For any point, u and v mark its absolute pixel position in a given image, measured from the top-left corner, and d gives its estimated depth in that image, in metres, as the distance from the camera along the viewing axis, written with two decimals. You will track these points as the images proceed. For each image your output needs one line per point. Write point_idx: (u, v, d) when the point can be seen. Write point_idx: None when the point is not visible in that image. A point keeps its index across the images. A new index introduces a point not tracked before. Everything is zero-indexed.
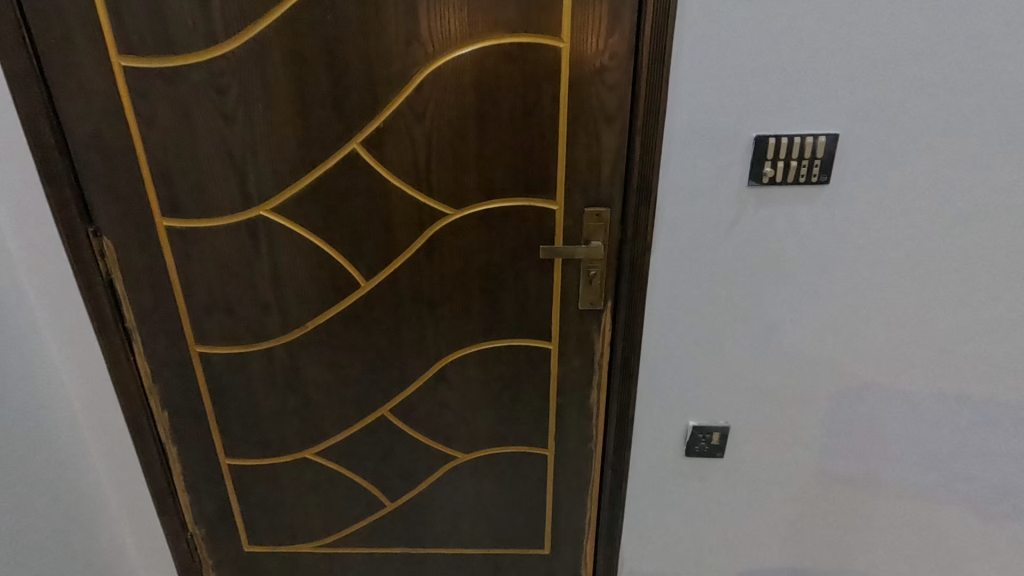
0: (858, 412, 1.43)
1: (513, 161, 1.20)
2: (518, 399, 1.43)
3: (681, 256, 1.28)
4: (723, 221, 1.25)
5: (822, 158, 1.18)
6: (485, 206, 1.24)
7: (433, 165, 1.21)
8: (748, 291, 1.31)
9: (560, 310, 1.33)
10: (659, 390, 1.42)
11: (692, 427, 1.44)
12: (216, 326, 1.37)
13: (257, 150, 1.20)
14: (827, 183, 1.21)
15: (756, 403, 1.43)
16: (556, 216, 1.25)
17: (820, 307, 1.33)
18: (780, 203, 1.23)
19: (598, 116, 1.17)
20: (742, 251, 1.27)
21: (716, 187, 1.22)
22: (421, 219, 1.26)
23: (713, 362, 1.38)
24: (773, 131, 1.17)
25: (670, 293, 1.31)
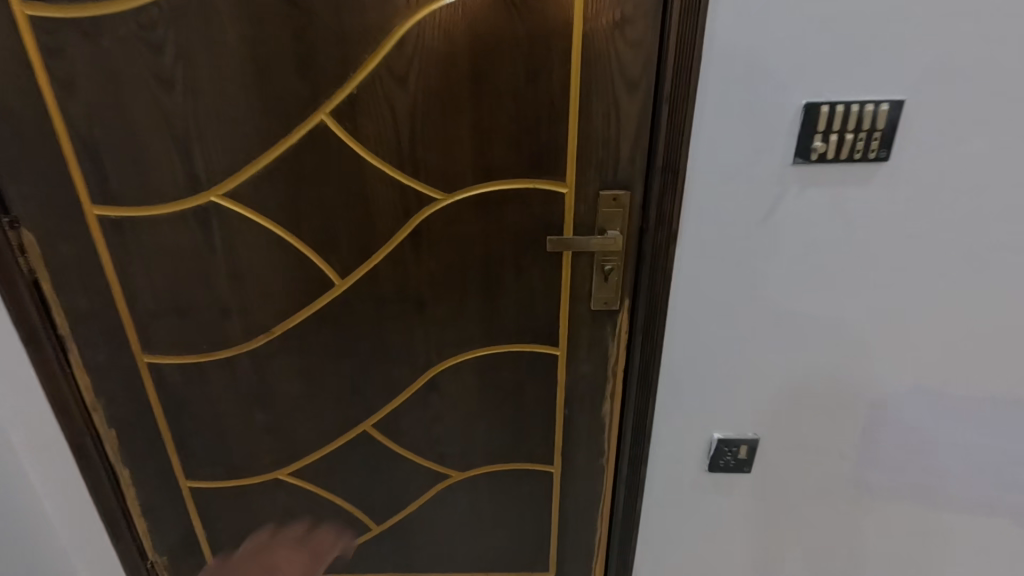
0: (903, 424, 1.27)
1: (515, 136, 1.00)
2: (520, 411, 1.25)
3: (710, 248, 1.10)
4: (760, 207, 1.06)
5: (883, 130, 0.99)
6: (482, 190, 1.04)
7: (419, 141, 1.01)
8: (784, 288, 1.14)
9: (570, 311, 1.15)
10: (680, 398, 1.25)
11: (716, 440, 1.28)
12: (165, 332, 1.17)
13: (204, 122, 0.99)
14: (886, 161, 1.02)
15: (790, 413, 1.27)
16: (565, 201, 1.05)
17: (865, 307, 1.16)
18: (829, 185, 1.04)
19: (618, 80, 0.97)
20: (782, 240, 1.09)
21: (754, 166, 1.03)
22: (404, 206, 1.06)
23: (743, 366, 1.22)
24: (827, 98, 0.98)
25: (696, 291, 1.14)
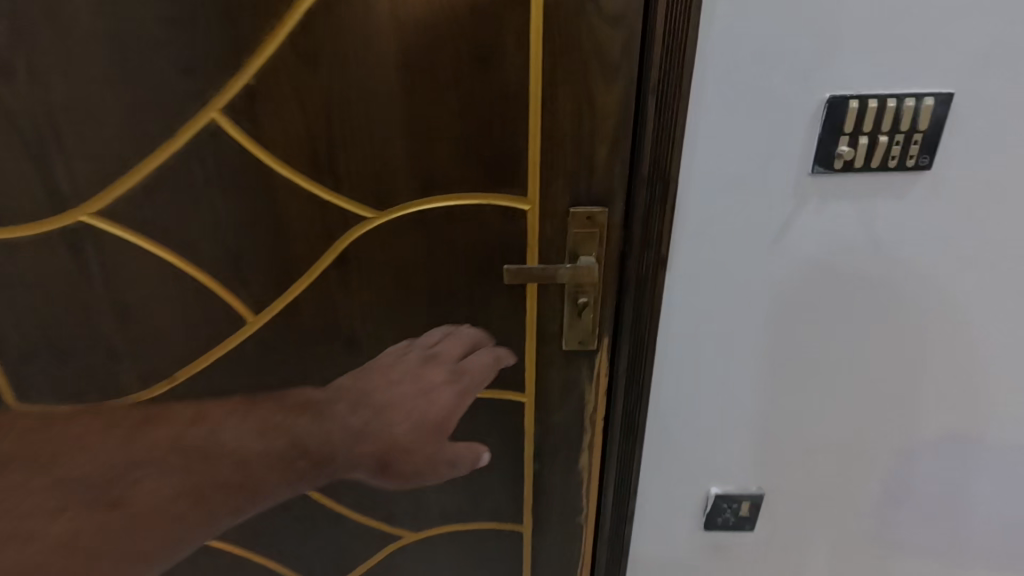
0: (935, 476, 1.08)
1: (461, 138, 0.79)
2: (481, 466, 1.05)
3: (708, 275, 0.90)
4: (770, 226, 0.86)
5: (926, 131, 0.79)
6: (423, 207, 0.83)
7: (340, 145, 0.79)
8: (798, 323, 0.94)
9: (537, 351, 0.94)
10: (672, 448, 1.06)
11: (714, 496, 1.09)
12: (42, 379, 0.95)
13: (60, 122, 0.77)
14: (927, 169, 0.82)
15: (801, 464, 1.07)
16: (528, 220, 0.84)
17: (894, 343, 0.96)
18: (855, 199, 0.84)
19: (591, 67, 0.75)
20: (796, 266, 0.89)
21: (763, 176, 0.83)
22: (327, 226, 0.84)
23: (746, 411, 1.03)
24: (858, 90, 0.77)
25: (690, 325, 0.94)
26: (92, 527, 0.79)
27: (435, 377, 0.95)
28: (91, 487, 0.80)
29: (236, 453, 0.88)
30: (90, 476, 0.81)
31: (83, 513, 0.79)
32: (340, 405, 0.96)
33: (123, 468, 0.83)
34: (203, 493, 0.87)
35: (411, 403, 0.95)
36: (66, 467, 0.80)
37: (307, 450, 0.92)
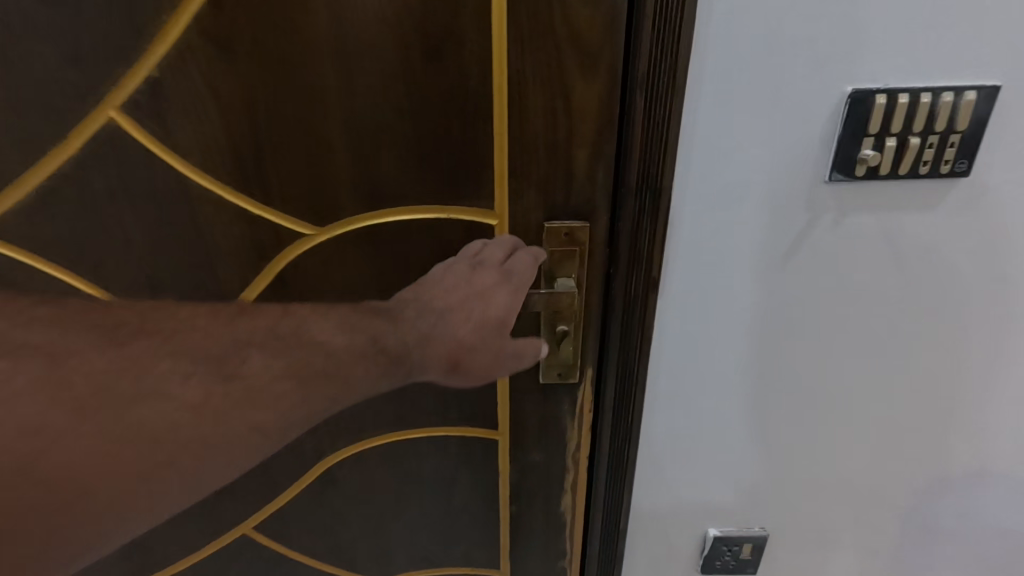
0: (961, 514, 0.97)
1: (412, 141, 0.66)
2: (450, 510, 0.93)
3: (707, 300, 0.78)
4: (778, 243, 0.74)
5: (965, 132, 0.67)
6: (373, 223, 0.71)
7: (267, 149, 0.66)
8: (810, 351, 0.83)
9: (511, 384, 0.82)
10: (666, 486, 0.94)
11: (713, 538, 0.98)
12: None
13: None
14: (963, 176, 0.70)
15: (809, 502, 0.96)
16: (495, 236, 0.71)
17: (920, 371, 0.84)
18: (876, 211, 0.73)
19: (566, 54, 0.62)
20: (808, 287, 0.77)
21: (771, 183, 0.70)
22: (259, 245, 0.71)
23: (749, 447, 0.91)
24: (887, 83, 0.65)
25: (686, 355, 0.82)
26: (126, 386, 0.47)
27: (487, 283, 0.66)
28: (191, 363, 0.49)
29: (316, 347, 0.55)
30: (250, 340, 0.53)
31: (183, 379, 0.48)
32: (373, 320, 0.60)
33: (230, 347, 0.52)
34: (303, 390, 0.53)
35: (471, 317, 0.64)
36: (183, 343, 0.50)
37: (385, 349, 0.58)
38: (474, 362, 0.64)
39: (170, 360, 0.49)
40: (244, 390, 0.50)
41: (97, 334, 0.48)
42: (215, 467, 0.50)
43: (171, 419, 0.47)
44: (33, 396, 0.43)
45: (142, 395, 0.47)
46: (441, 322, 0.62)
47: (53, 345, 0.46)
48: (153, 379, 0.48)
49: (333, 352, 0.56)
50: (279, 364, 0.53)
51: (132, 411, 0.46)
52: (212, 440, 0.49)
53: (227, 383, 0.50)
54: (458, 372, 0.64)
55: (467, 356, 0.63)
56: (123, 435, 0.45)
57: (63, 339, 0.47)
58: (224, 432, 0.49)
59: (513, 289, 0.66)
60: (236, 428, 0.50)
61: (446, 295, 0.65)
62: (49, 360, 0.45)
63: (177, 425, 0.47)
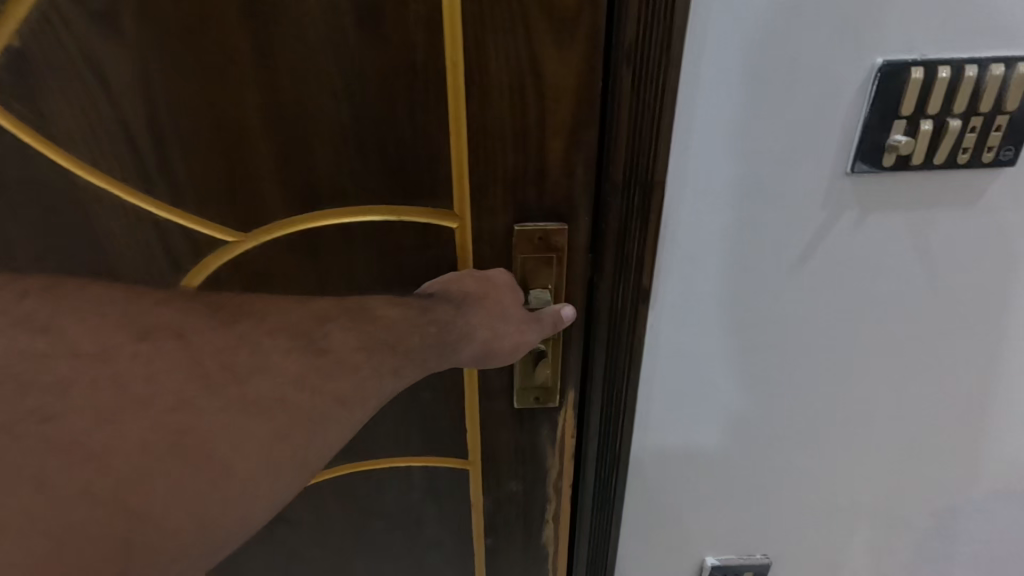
0: (985, 535, 0.88)
1: (349, 127, 0.53)
2: (419, 545, 0.82)
3: (707, 313, 0.67)
4: (790, 246, 0.64)
5: (1014, 112, 0.57)
6: (307, 228, 0.58)
7: (164, 139, 0.53)
8: (825, 367, 0.73)
9: (482, 409, 0.71)
10: (658, 514, 0.85)
11: (710, 567, 0.89)
12: None
13: None
14: (1009, 165, 0.60)
15: (817, 528, 0.87)
16: (458, 240, 0.60)
17: (946, 387, 0.75)
18: (905, 208, 0.62)
19: (537, 18, 0.50)
20: (823, 296, 0.67)
21: (782, 177, 0.60)
22: (171, 256, 0.59)
23: (752, 470, 0.81)
24: (924, 53, 0.54)
25: (683, 373, 0.72)
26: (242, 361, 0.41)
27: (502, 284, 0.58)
28: (284, 338, 0.43)
29: (378, 320, 0.48)
30: (328, 314, 0.47)
31: (282, 354, 0.42)
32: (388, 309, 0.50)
33: (309, 320, 0.45)
34: (380, 363, 0.46)
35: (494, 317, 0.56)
36: (274, 322, 0.44)
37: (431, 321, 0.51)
38: (509, 338, 0.56)
39: (271, 337, 0.43)
40: (335, 365, 0.44)
41: (211, 316, 0.42)
42: (325, 443, 0.43)
43: (277, 393, 0.41)
44: (158, 371, 0.38)
45: (257, 367, 0.41)
46: (467, 304, 0.55)
47: (169, 323, 0.40)
48: (254, 357, 0.41)
49: (393, 327, 0.48)
50: (356, 336, 0.46)
51: (245, 388, 0.40)
52: (314, 414, 0.42)
53: (319, 357, 0.43)
54: (496, 353, 0.56)
55: (503, 329, 0.56)
56: (236, 413, 0.39)
57: (171, 316, 0.41)
58: (319, 408, 0.42)
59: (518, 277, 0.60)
60: (327, 402, 0.43)
61: (458, 281, 0.58)
62: (179, 339, 0.40)
63: (284, 400, 0.41)
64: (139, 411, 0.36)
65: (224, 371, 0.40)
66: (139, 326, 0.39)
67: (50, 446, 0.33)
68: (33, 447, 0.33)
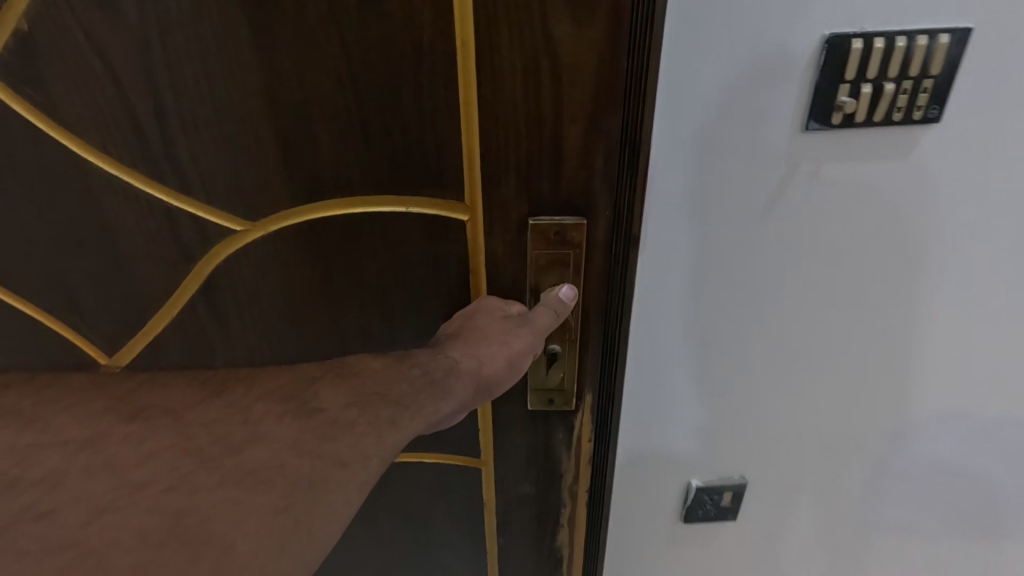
0: (974, 471, 0.85)
1: (357, 114, 0.50)
2: (434, 543, 0.81)
3: (672, 276, 0.66)
4: (774, 198, 0.62)
5: (938, 77, 0.55)
6: (316, 218, 0.56)
7: (168, 125, 0.51)
8: (814, 317, 0.70)
9: (493, 411, 0.68)
10: (653, 468, 0.82)
11: (695, 488, 0.84)
12: None
13: None
14: (934, 124, 0.58)
15: (815, 474, 0.84)
16: (471, 233, 0.56)
17: (934, 335, 0.72)
18: (882, 156, 0.60)
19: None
20: (812, 245, 0.65)
21: (757, 128, 0.58)
22: (179, 244, 0.58)
23: (749, 426, 0.79)
24: (864, 27, 0.53)
25: (672, 333, 0.70)
26: (238, 428, 0.40)
27: (495, 316, 0.56)
28: (277, 403, 0.42)
29: (364, 372, 0.48)
30: (317, 373, 0.46)
31: (277, 417, 0.41)
32: (374, 361, 0.49)
33: (296, 383, 0.45)
34: (376, 414, 0.44)
35: (475, 354, 0.54)
36: (263, 388, 0.43)
37: (411, 362, 0.50)
38: (497, 367, 0.54)
39: (265, 402, 0.42)
40: (328, 424, 0.42)
41: (198, 388, 0.43)
42: (329, 517, 0.39)
43: (274, 460, 0.39)
44: (154, 453, 0.37)
45: (253, 438, 0.39)
46: (448, 343, 0.55)
47: (161, 402, 0.41)
48: (248, 422, 0.40)
49: (379, 376, 0.48)
50: (345, 391, 0.45)
51: (240, 459, 0.38)
52: (316, 478, 0.39)
53: (315, 418, 0.42)
54: (491, 383, 0.55)
55: (487, 361, 0.54)
56: (234, 486, 0.37)
57: (160, 397, 0.41)
58: (321, 471, 0.40)
59: (509, 306, 0.58)
60: (328, 464, 0.40)
61: (447, 322, 0.59)
62: (172, 415, 0.40)
63: (281, 467, 0.39)
64: (123, 498, 0.34)
65: (221, 443, 0.39)
66: (135, 406, 0.40)
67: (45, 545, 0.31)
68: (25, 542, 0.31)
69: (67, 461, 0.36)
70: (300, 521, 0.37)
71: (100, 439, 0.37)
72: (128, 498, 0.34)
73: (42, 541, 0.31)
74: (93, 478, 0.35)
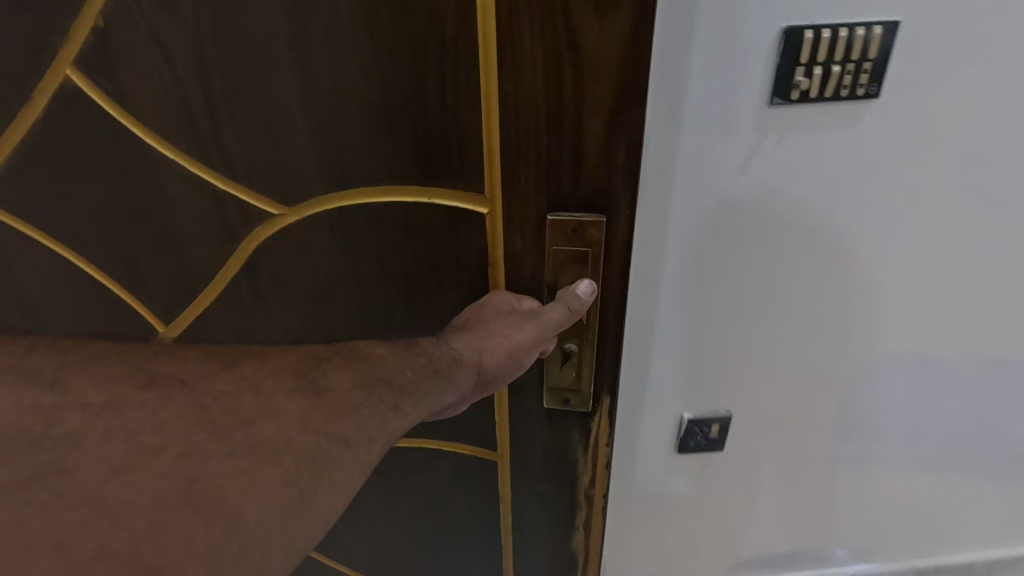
0: (933, 404, 0.96)
1: (384, 107, 0.52)
2: (451, 527, 0.83)
3: (659, 234, 0.76)
4: (757, 163, 0.71)
5: (874, 61, 0.64)
6: (346, 206, 0.59)
7: (218, 115, 0.55)
8: (793, 266, 0.80)
9: (510, 407, 0.68)
10: (655, 408, 0.93)
11: (686, 421, 0.94)
12: None
13: None
14: (875, 99, 0.67)
15: (798, 406, 0.94)
16: (490, 227, 0.57)
17: (900, 279, 0.82)
18: (851, 125, 0.69)
19: None
20: (791, 201, 0.74)
21: (735, 103, 0.67)
22: (225, 225, 0.63)
23: (740, 367, 0.89)
24: (814, 18, 0.62)
25: (667, 286, 0.80)
26: (247, 400, 0.43)
27: (505, 311, 0.56)
28: (284, 379, 0.45)
29: (369, 359, 0.49)
30: (326, 355, 0.48)
31: (285, 395, 0.43)
32: (383, 349, 0.51)
33: (307, 363, 0.47)
34: (380, 399, 0.46)
35: (478, 347, 0.54)
36: (273, 364, 0.46)
37: (415, 351, 0.51)
38: (498, 362, 0.54)
39: (273, 378, 0.45)
40: (333, 405, 0.44)
41: (206, 360, 0.46)
42: (334, 493, 0.41)
43: (282, 435, 0.41)
44: (167, 421, 0.40)
45: (259, 413, 0.42)
46: (453, 335, 0.55)
47: (177, 372, 0.44)
48: (259, 398, 0.43)
49: (385, 364, 0.49)
50: (352, 374, 0.47)
51: (249, 432, 0.41)
52: (322, 455, 0.41)
53: (320, 397, 0.44)
54: (491, 379, 0.55)
55: (488, 356, 0.54)
56: (243, 458, 0.39)
57: (176, 367, 0.45)
58: (326, 450, 0.42)
59: (521, 301, 0.57)
60: (333, 443, 0.42)
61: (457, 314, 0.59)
62: (183, 383, 0.44)
63: (288, 441, 0.41)
64: (140, 463, 0.38)
65: (232, 414, 0.42)
66: (148, 374, 0.44)
67: (70, 503, 0.35)
68: (52, 501, 0.35)
69: (88, 425, 0.40)
70: (303, 495, 0.39)
71: (119, 403, 0.42)
72: (142, 462, 0.38)
73: (61, 497, 0.35)
74: (111, 444, 0.39)
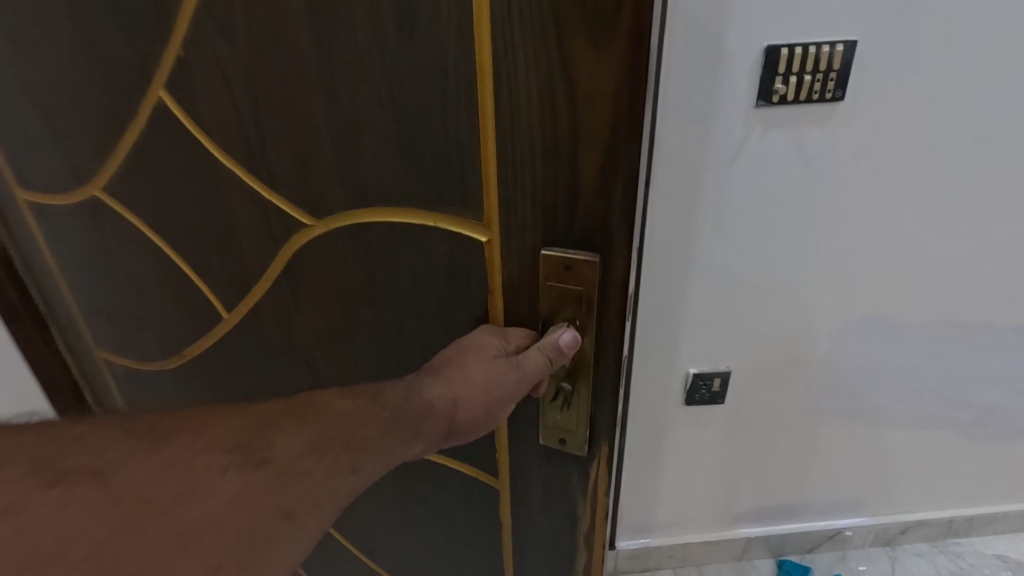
0: (897, 360, 1.26)
1: (394, 134, 0.54)
2: (456, 541, 0.83)
3: (670, 201, 1.05)
4: (744, 152, 1.00)
5: (839, 70, 0.92)
6: (363, 222, 0.62)
7: (265, 132, 0.62)
8: (777, 232, 1.09)
9: (509, 438, 0.67)
10: (668, 342, 1.22)
11: (692, 375, 1.26)
12: (107, 332, 1.01)
13: (58, 116, 0.75)
14: (841, 101, 0.95)
15: (788, 345, 1.23)
16: (488, 256, 0.56)
17: (860, 245, 1.10)
18: (818, 121, 0.98)
19: (561, 22, 0.42)
20: (771, 179, 1.03)
21: (724, 108, 0.96)
22: (270, 229, 0.69)
23: (739, 306, 1.17)
24: (788, 40, 0.91)
25: (674, 241, 1.09)
26: (175, 485, 0.41)
27: (487, 359, 0.56)
28: (218, 454, 0.43)
29: (325, 416, 0.49)
30: (273, 417, 0.48)
31: (218, 473, 0.42)
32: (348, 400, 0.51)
33: (249, 431, 0.46)
34: (335, 462, 0.47)
35: (455, 396, 0.55)
36: (210, 433, 0.45)
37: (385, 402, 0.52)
38: (475, 411, 0.56)
39: (207, 454, 0.43)
40: (277, 476, 0.44)
41: (127, 441, 0.43)
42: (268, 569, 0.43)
43: (213, 519, 0.41)
44: (76, 520, 0.38)
45: (187, 497, 0.41)
46: (432, 378, 0.56)
47: (90, 463, 0.41)
48: (185, 480, 0.42)
49: (343, 417, 0.50)
50: (303, 438, 0.47)
51: (174, 518, 0.40)
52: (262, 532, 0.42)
53: (260, 468, 0.44)
54: (466, 423, 0.57)
55: (464, 404, 0.56)
56: (169, 547, 0.39)
57: (91, 453, 0.42)
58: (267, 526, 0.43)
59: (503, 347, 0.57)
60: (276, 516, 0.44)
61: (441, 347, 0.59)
62: (99, 476, 0.40)
63: (218, 525, 0.41)
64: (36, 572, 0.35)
65: (151, 504, 0.40)
66: (56, 467, 0.40)
67: None
68: None
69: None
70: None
71: (19, 504, 0.37)
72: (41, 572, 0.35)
73: None
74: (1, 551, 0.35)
